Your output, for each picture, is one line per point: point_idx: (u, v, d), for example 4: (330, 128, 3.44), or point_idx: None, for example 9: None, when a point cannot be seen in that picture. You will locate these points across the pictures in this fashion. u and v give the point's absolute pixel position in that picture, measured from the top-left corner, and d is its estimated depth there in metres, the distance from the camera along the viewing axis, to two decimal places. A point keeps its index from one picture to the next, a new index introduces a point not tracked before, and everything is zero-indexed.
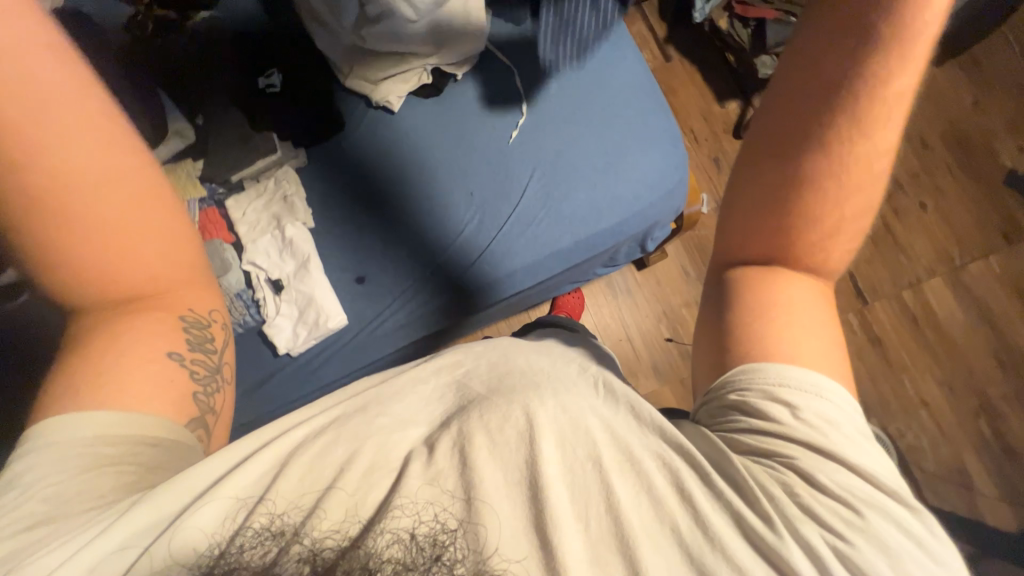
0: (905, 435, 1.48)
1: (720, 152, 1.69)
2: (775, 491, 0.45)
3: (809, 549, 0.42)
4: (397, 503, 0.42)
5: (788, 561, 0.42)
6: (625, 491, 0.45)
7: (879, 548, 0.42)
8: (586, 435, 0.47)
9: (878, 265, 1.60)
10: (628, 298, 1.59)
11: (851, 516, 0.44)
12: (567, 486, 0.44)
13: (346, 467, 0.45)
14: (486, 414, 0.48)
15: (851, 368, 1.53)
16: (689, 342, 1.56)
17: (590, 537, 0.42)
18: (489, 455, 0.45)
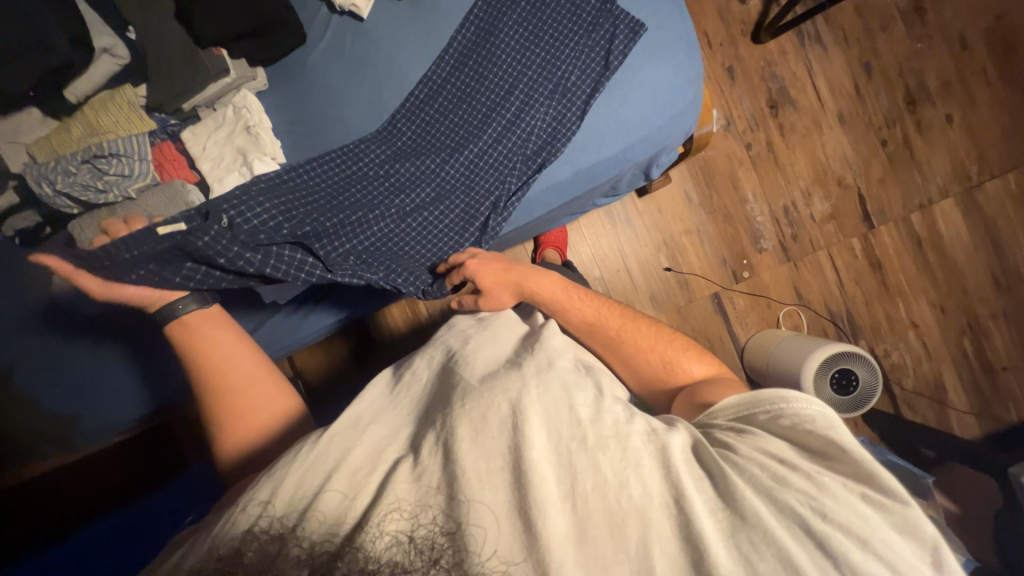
0: (890, 355, 1.52)
1: (735, 59, 1.51)
2: (757, 475, 0.49)
3: (772, 503, 0.47)
4: (393, 505, 0.44)
5: (754, 515, 0.45)
6: (610, 470, 0.47)
7: (835, 501, 0.47)
8: (574, 419, 0.50)
9: (891, 186, 1.52)
10: (628, 227, 1.53)
11: (829, 489, 0.47)
12: (552, 468, 0.46)
13: (338, 469, 0.48)
14: (470, 408, 0.50)
15: (847, 293, 1.53)
16: (688, 271, 1.54)
17: (576, 518, 0.45)
18: (472, 445, 0.47)
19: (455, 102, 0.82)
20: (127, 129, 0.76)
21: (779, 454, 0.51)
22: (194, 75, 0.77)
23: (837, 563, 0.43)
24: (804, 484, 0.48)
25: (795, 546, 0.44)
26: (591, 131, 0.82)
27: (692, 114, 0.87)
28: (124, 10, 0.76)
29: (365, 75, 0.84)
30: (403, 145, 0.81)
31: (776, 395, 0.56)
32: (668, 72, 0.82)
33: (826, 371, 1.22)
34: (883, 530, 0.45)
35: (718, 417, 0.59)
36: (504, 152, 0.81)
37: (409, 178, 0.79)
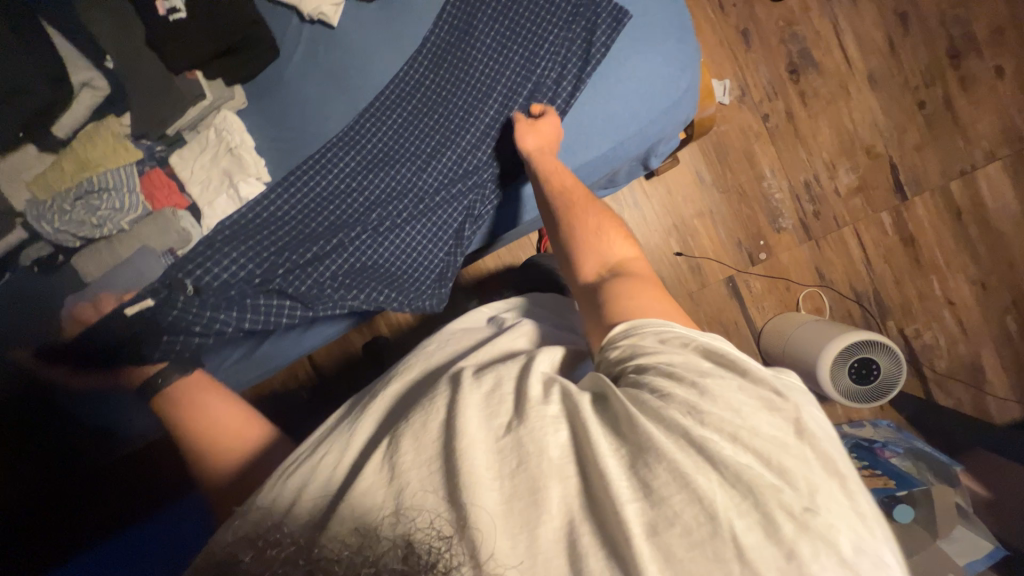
0: (922, 336, 1.43)
1: (750, 21, 1.38)
2: (652, 402, 0.44)
3: (656, 422, 0.43)
4: (368, 507, 0.42)
5: (645, 438, 0.42)
6: (529, 440, 0.44)
7: (716, 404, 0.43)
8: (503, 407, 0.49)
9: (928, 152, 1.38)
10: (635, 212, 1.46)
11: (729, 403, 0.43)
12: (485, 452, 0.44)
13: (306, 486, 0.48)
14: (416, 420, 0.49)
15: (875, 272, 1.43)
16: (700, 255, 1.47)
17: (505, 496, 0.42)
18: (412, 444, 0.46)
19: (425, 107, 0.78)
20: (115, 162, 0.77)
21: (679, 374, 0.47)
22: (171, 100, 0.78)
23: (736, 479, 0.39)
24: (681, 392, 0.45)
25: (681, 457, 0.40)
26: (574, 133, 0.78)
27: (689, 98, 0.80)
28: (101, 40, 0.77)
29: (333, 84, 0.82)
30: (372, 157, 0.77)
31: (658, 325, 0.53)
32: (658, 59, 0.76)
33: (844, 361, 1.17)
34: (782, 438, 0.41)
35: (620, 342, 0.54)
36: (476, 162, 0.79)
37: (381, 193, 0.77)
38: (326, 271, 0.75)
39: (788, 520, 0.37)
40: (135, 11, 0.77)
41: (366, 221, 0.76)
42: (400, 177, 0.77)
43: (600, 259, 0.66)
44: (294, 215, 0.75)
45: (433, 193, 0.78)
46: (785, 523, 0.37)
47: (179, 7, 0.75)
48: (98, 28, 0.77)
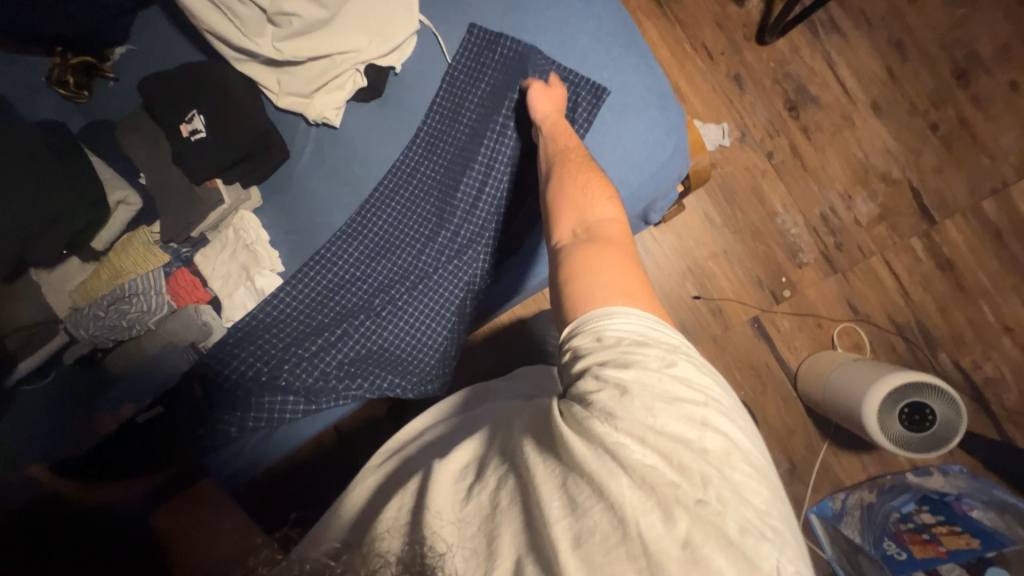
0: (982, 368, 1.30)
1: (741, 66, 1.41)
2: (589, 421, 0.44)
3: (575, 433, 0.44)
4: (380, 535, 0.49)
5: (564, 455, 0.44)
6: (482, 490, 0.48)
7: (630, 399, 0.44)
8: (467, 465, 0.52)
9: (951, 173, 1.32)
10: (647, 259, 1.45)
11: (658, 411, 0.43)
12: (446, 493, 0.49)
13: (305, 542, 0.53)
14: (399, 497, 0.53)
15: (915, 301, 1.34)
16: (719, 297, 1.43)
17: (463, 545, 0.45)
18: (396, 505, 0.52)
19: (419, 197, 0.83)
20: (145, 267, 0.85)
21: (616, 379, 0.45)
22: (193, 207, 0.85)
23: (641, 481, 0.40)
24: (599, 388, 0.46)
25: (583, 454, 0.43)
26: None
27: (677, 159, 0.81)
28: (136, 161, 0.86)
29: (336, 177, 0.88)
30: (372, 247, 0.83)
31: (602, 313, 0.51)
32: (642, 129, 0.78)
33: (892, 406, 1.08)
34: (701, 441, 0.42)
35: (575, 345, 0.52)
36: (467, 244, 0.81)
37: (382, 282, 0.82)
38: (331, 359, 0.81)
39: (683, 512, 0.39)
40: (164, 133, 0.86)
41: (366, 309, 0.81)
42: (397, 265, 0.82)
43: (578, 223, 0.62)
44: (305, 308, 0.82)
45: (426, 278, 0.81)
46: (679, 516, 0.38)
47: (201, 127, 0.83)
48: (133, 151, 0.86)
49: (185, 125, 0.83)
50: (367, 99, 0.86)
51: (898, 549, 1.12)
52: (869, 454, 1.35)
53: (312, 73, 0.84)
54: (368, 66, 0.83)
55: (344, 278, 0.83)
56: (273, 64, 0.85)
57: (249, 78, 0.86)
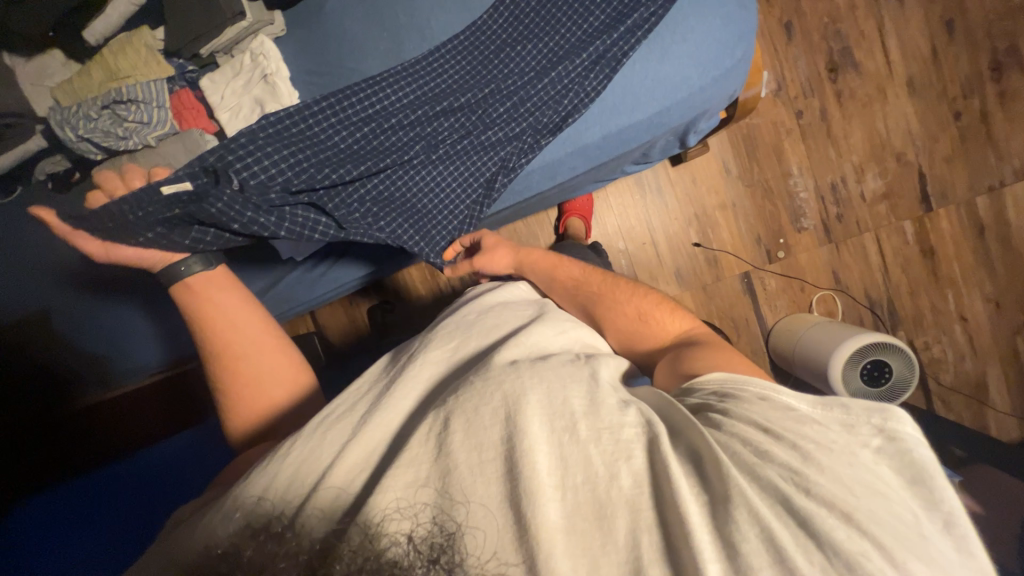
0: (930, 349, 1.43)
1: (795, 13, 1.36)
2: (740, 451, 0.45)
3: (746, 475, 0.44)
4: (387, 507, 0.43)
5: (740, 494, 0.41)
6: (599, 460, 0.46)
7: (822, 471, 0.43)
8: (566, 409, 0.50)
9: (958, 165, 1.37)
10: (658, 199, 1.45)
11: (814, 455, 0.44)
12: (549, 461, 0.45)
13: (347, 451, 0.49)
14: (466, 400, 0.50)
15: (892, 281, 1.42)
16: (718, 248, 1.46)
17: (566, 510, 0.44)
18: (463, 434, 0.48)
19: (473, 51, 0.77)
20: (146, 75, 0.74)
21: (763, 420, 0.48)
22: (207, 17, 0.74)
23: (835, 556, 0.39)
24: (779, 446, 0.45)
25: (778, 528, 0.40)
26: (621, 93, 0.76)
27: (739, 74, 0.79)
28: None
29: (376, 19, 0.79)
30: (411, 89, 0.74)
31: (769, 385, 0.52)
32: (715, 27, 0.74)
33: (856, 362, 1.16)
34: (854, 470, 0.43)
35: (701, 387, 0.56)
36: (518, 112, 0.76)
37: (417, 129, 0.74)
38: (351, 195, 0.72)
39: None
40: None
41: (401, 150, 0.73)
42: (438, 114, 0.75)
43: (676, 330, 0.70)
44: (324, 136, 0.70)
45: (471, 137, 0.76)
46: None
47: None
48: None
49: None
50: None
51: None
52: None
53: None
54: None
55: (384, 111, 0.73)
56: None
57: None
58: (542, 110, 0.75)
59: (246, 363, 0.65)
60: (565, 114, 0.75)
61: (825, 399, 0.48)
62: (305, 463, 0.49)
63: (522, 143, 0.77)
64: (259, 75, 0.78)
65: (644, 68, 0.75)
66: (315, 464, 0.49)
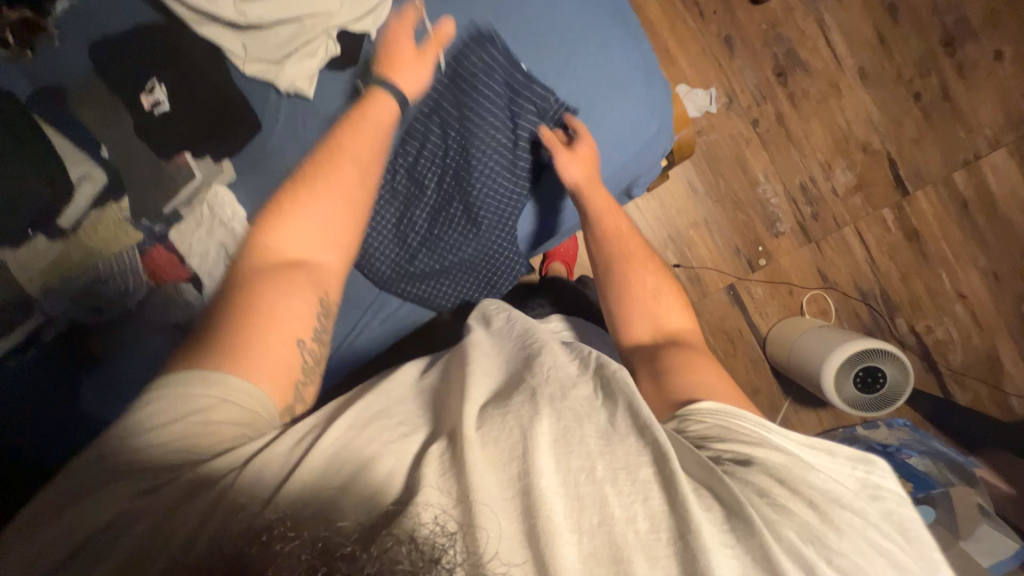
0: (934, 332, 1.40)
1: (732, 26, 1.36)
2: (761, 505, 0.47)
3: (772, 534, 0.44)
4: (421, 503, 0.42)
5: (763, 554, 0.43)
6: (619, 503, 0.45)
7: (839, 534, 0.46)
8: (585, 449, 0.48)
9: (927, 144, 1.34)
10: (630, 228, 1.47)
11: (826, 513, 0.47)
12: (572, 499, 0.45)
13: (363, 464, 0.46)
14: (498, 424, 0.49)
15: (881, 270, 1.40)
16: (698, 265, 1.46)
17: (583, 554, 0.43)
18: (491, 457, 0.47)
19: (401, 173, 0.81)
20: (117, 245, 0.83)
21: (774, 469, 0.50)
22: (163, 183, 0.83)
23: None
24: (798, 507, 0.47)
25: None
26: (546, 191, 0.80)
27: (663, 142, 0.81)
28: (96, 132, 0.81)
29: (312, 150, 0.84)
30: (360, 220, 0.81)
31: (761, 422, 0.55)
32: (628, 109, 0.77)
33: (849, 370, 1.14)
34: (859, 530, 0.47)
35: (695, 420, 0.57)
36: (452, 235, 0.81)
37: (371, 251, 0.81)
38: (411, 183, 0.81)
39: None
40: (124, 103, 0.81)
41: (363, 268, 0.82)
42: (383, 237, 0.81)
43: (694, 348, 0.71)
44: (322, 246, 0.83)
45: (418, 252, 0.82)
46: None
47: (162, 97, 0.78)
48: (90, 121, 0.81)
49: (146, 95, 0.78)
50: (342, 68, 0.81)
51: None
52: (825, 410, 1.47)
53: (280, 38, 0.79)
54: (341, 32, 0.80)
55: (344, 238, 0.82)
56: (237, 28, 0.79)
57: (209, 44, 0.81)
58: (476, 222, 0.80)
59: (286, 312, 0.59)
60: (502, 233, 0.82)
61: (817, 444, 0.53)
62: (317, 466, 0.46)
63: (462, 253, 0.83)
64: (213, 223, 0.85)
65: (562, 176, 0.79)
66: (330, 471, 0.46)
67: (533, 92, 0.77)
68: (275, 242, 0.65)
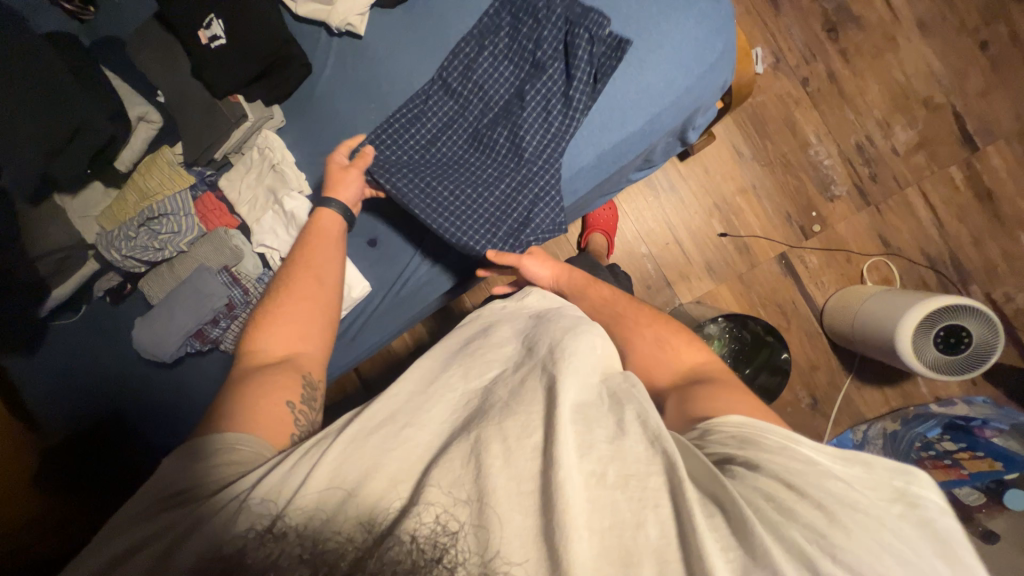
0: (1013, 299, 1.28)
1: None
2: (764, 506, 0.43)
3: (767, 529, 0.42)
4: (426, 503, 0.45)
5: (763, 554, 0.39)
6: (628, 508, 0.44)
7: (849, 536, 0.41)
8: (596, 451, 0.48)
9: (996, 96, 1.26)
10: (673, 196, 1.41)
11: (838, 514, 0.42)
12: (581, 498, 0.43)
13: (372, 475, 0.49)
14: (503, 424, 0.50)
15: (949, 233, 1.30)
16: (747, 234, 1.39)
17: (599, 550, 0.42)
18: (503, 462, 0.47)
19: (453, 92, 0.79)
20: (171, 189, 0.83)
21: (785, 474, 0.46)
22: (215, 124, 0.81)
23: None
24: (805, 512, 0.43)
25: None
26: (599, 115, 0.75)
27: (725, 64, 0.75)
28: (152, 77, 0.82)
29: (361, 92, 0.84)
30: (405, 134, 0.79)
31: (789, 436, 0.50)
32: (690, 25, 0.73)
33: (928, 330, 1.05)
34: (877, 532, 0.41)
35: (721, 431, 0.53)
36: (495, 159, 0.78)
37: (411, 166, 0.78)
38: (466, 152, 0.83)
39: None
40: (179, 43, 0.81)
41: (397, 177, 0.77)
42: (425, 155, 0.79)
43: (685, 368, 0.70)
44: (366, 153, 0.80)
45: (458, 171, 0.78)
46: None
47: (220, 33, 0.78)
48: (147, 65, 0.82)
49: (204, 31, 0.78)
50: (392, 5, 0.81)
51: None
52: (891, 386, 1.36)
53: None
54: None
55: (387, 149, 0.79)
56: None
57: None
58: (521, 147, 0.76)
59: (293, 335, 0.68)
60: (545, 158, 0.75)
61: (846, 454, 0.47)
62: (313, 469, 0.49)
63: (501, 177, 0.77)
64: (264, 165, 0.85)
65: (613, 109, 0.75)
66: (318, 475, 0.48)
67: (589, 16, 0.73)
68: (259, 349, 0.66)
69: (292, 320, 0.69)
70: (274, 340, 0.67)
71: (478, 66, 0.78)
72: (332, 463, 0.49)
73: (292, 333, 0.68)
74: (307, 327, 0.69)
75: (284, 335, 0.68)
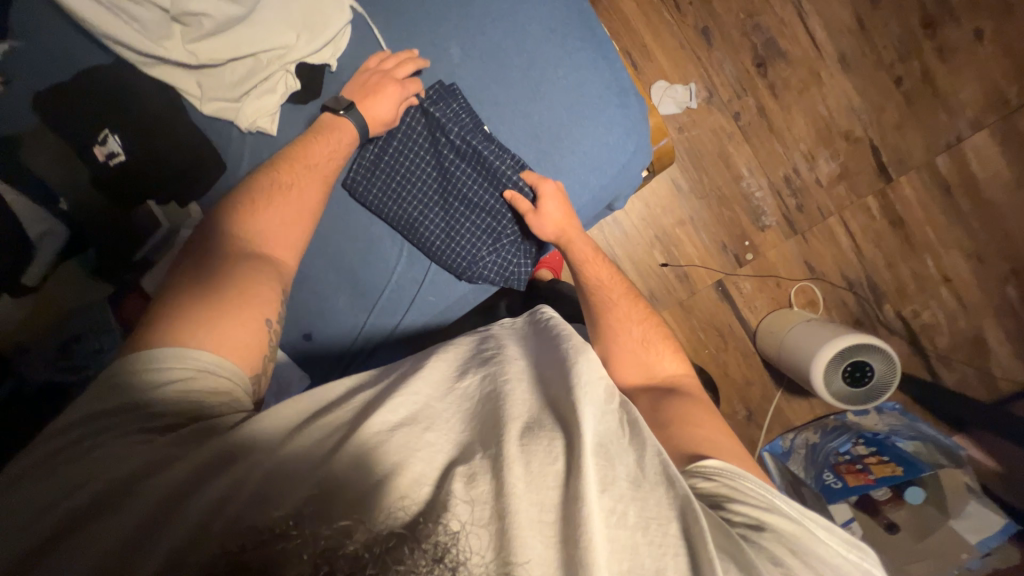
0: (920, 316, 1.41)
1: (709, 18, 1.33)
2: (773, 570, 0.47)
3: None
4: (451, 514, 0.43)
5: None
6: (647, 553, 0.46)
7: None
8: (619, 485, 0.49)
9: (909, 129, 1.33)
10: (617, 229, 1.45)
11: (814, 562, 0.49)
12: (603, 539, 0.44)
13: (396, 477, 0.46)
14: (529, 448, 0.50)
15: (866, 257, 1.40)
16: (686, 263, 1.45)
17: None
18: (524, 482, 0.47)
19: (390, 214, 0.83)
20: (86, 301, 0.80)
21: (787, 540, 0.50)
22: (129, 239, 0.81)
23: None
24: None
25: None
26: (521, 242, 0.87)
27: (641, 158, 0.83)
28: (52, 183, 0.77)
29: None
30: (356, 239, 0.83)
31: (768, 489, 0.55)
32: (598, 131, 0.81)
33: (837, 365, 1.15)
34: None
35: (709, 481, 0.56)
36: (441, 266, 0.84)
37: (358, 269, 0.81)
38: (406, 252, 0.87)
39: None
40: (77, 151, 0.78)
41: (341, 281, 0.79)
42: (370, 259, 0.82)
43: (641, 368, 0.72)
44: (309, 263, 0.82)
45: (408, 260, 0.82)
46: None
47: (118, 150, 0.78)
48: (46, 171, 0.77)
49: (99, 147, 0.78)
50: (304, 101, 0.82)
51: (835, 479, 1.29)
52: (816, 398, 1.49)
53: (234, 77, 0.78)
54: (300, 65, 0.80)
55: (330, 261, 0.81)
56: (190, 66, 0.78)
57: (162, 83, 0.80)
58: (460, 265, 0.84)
59: (286, 237, 0.72)
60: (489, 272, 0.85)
61: (818, 518, 0.53)
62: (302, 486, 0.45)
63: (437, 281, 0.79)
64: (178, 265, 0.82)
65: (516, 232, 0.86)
66: (307, 492, 0.44)
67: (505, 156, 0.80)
68: (250, 228, 0.69)
69: (290, 227, 0.72)
70: (261, 232, 0.70)
71: (401, 186, 0.83)
72: (343, 477, 0.46)
73: (284, 229, 0.72)
74: (295, 228, 0.73)
75: (271, 240, 0.70)
